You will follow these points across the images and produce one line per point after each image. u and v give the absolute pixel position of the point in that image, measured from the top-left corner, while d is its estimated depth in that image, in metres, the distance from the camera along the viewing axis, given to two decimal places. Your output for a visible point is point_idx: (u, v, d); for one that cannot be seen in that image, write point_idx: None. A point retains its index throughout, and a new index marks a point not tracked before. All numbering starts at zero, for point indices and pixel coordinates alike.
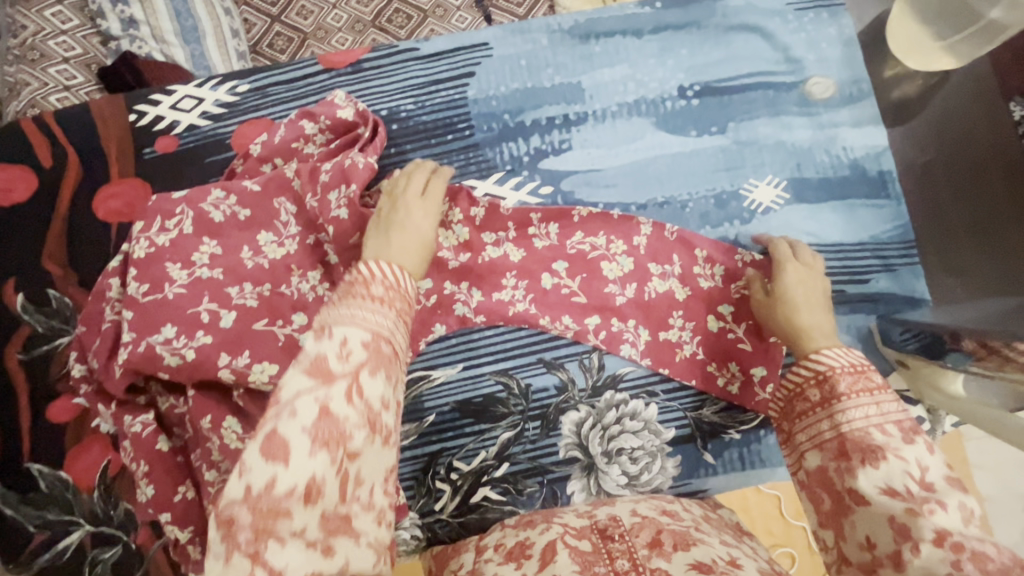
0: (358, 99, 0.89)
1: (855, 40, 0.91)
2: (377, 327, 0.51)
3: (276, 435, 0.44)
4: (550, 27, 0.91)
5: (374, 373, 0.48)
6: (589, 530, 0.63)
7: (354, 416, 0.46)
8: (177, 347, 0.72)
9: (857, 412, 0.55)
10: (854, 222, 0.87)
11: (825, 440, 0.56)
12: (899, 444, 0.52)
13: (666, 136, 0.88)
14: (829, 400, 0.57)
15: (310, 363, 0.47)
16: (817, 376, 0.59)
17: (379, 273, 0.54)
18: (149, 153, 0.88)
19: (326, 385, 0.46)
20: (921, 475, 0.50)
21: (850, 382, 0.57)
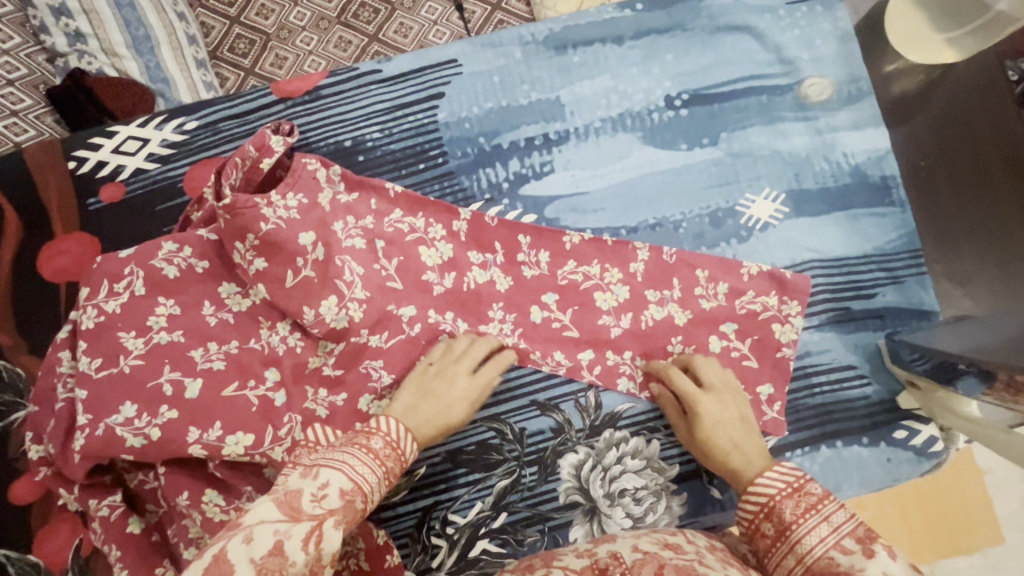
0: (318, 131, 0.81)
1: (851, 35, 0.84)
2: (360, 478, 0.53)
3: (225, 560, 0.43)
4: (522, 38, 0.83)
5: (337, 524, 0.48)
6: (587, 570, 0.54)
7: (302, 564, 0.45)
8: (139, 427, 0.65)
9: (810, 536, 0.51)
10: (858, 233, 0.82)
11: (795, 574, 0.51)
12: (862, 562, 0.47)
13: (654, 153, 0.82)
14: (783, 532, 0.53)
15: (284, 496, 0.48)
16: (764, 509, 0.56)
17: (382, 427, 0.59)
18: (94, 204, 0.80)
19: (290, 522, 0.46)
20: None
21: (794, 506, 0.54)
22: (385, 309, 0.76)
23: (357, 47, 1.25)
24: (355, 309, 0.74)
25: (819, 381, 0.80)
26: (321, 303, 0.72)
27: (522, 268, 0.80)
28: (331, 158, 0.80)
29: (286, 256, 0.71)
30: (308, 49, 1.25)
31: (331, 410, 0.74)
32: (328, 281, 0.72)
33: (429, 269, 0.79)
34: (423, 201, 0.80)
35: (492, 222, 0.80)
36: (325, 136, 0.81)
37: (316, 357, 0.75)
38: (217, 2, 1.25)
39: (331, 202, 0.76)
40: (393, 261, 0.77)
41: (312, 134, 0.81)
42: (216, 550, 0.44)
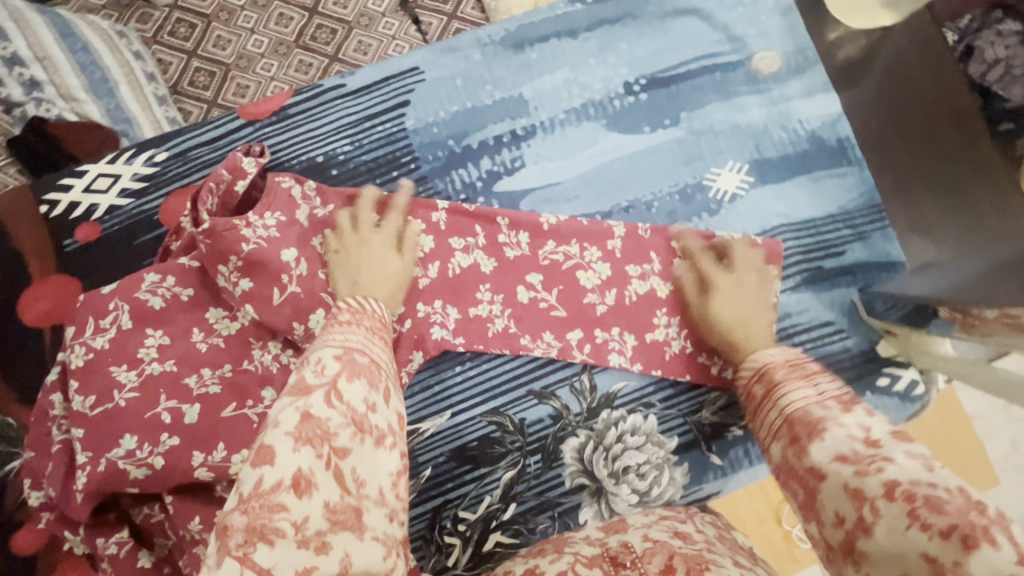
0: (289, 149, 0.82)
1: (793, 8, 0.88)
2: (353, 347, 0.51)
3: (264, 443, 0.41)
4: (480, 40, 0.85)
5: (351, 378, 0.48)
6: (601, 559, 0.54)
7: (338, 418, 0.45)
8: (142, 459, 0.65)
9: (794, 395, 0.52)
10: (821, 195, 0.85)
11: (777, 428, 0.52)
12: (838, 413, 0.48)
13: (619, 137, 0.85)
14: (770, 390, 0.55)
15: (292, 382, 0.45)
16: (757, 374, 0.58)
17: (354, 303, 0.59)
18: (70, 245, 0.80)
19: (305, 397, 0.44)
20: (863, 433, 0.45)
21: (786, 372, 0.55)
22: None
23: (319, 69, 1.26)
24: None
25: (801, 339, 0.82)
26: (310, 318, 0.74)
27: (505, 254, 0.82)
28: (305, 174, 0.81)
29: (271, 273, 0.72)
30: (270, 75, 1.26)
31: None
32: (315, 295, 0.74)
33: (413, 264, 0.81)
34: (401, 201, 0.82)
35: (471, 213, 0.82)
36: (296, 155, 0.82)
37: None
38: (172, 37, 1.25)
39: (308, 218, 0.77)
40: None
41: (284, 153, 0.82)
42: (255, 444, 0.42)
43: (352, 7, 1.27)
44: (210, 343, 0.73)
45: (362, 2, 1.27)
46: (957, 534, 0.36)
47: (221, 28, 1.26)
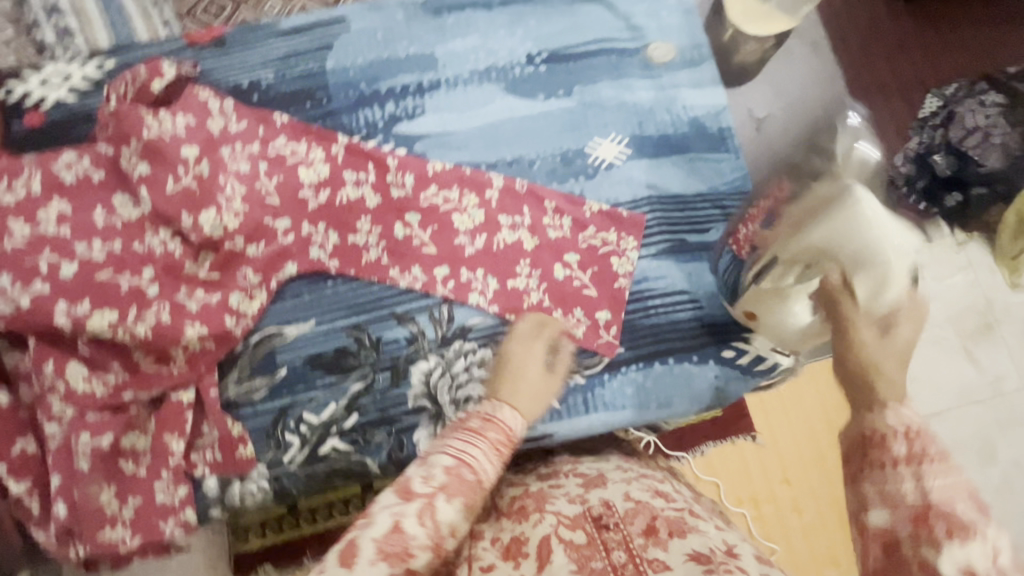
0: (219, 72, 0.92)
1: (693, 9, 0.96)
2: (466, 457, 0.63)
3: (354, 542, 0.56)
4: (405, 3, 0.96)
5: (449, 498, 0.60)
6: (584, 518, 0.64)
7: (422, 535, 0.58)
8: (12, 296, 0.73)
9: (942, 477, 0.46)
10: (694, 174, 0.91)
11: (902, 501, 0.47)
12: (983, 523, 0.45)
13: (514, 101, 0.93)
14: (917, 457, 0.48)
15: (402, 485, 0.60)
16: (909, 430, 0.49)
17: (488, 409, 0.67)
18: (15, 125, 0.91)
19: (405, 503, 0.59)
20: (994, 550, 0.44)
21: (924, 446, 0.48)
22: (261, 221, 0.87)
23: None
24: (231, 219, 0.84)
25: (654, 304, 0.87)
26: (201, 213, 0.83)
27: (390, 192, 0.90)
28: (228, 95, 0.91)
29: (167, 162, 0.81)
30: None
31: (201, 307, 0.81)
32: (210, 193, 0.83)
33: (306, 187, 0.90)
34: (307, 130, 0.91)
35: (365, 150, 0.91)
36: (224, 77, 0.92)
37: (192, 262, 0.84)
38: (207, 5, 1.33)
39: (221, 129, 0.88)
40: (273, 180, 0.89)
41: (215, 75, 0.92)
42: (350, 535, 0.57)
43: None
44: (108, 220, 0.82)
45: None
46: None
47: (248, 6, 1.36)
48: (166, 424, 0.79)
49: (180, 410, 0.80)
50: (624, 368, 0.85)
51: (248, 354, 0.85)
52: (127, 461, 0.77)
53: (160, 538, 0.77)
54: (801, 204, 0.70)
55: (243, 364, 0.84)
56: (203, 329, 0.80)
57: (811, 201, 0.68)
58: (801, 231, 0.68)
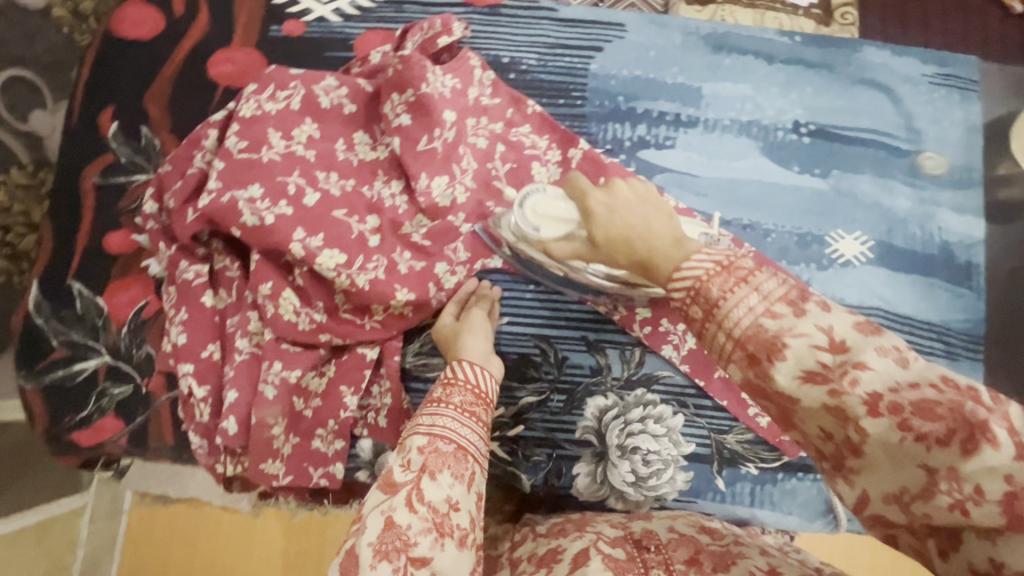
0: (485, 40, 0.89)
1: (978, 129, 0.90)
2: (460, 436, 0.56)
3: (354, 552, 0.49)
4: (687, 29, 0.91)
5: (434, 477, 0.52)
6: (624, 541, 0.57)
7: (418, 522, 0.50)
8: (258, 210, 0.71)
9: (738, 309, 0.39)
10: (929, 301, 0.85)
11: (728, 354, 0.40)
12: (791, 319, 0.38)
13: (767, 164, 0.88)
14: (711, 311, 0.40)
15: (383, 478, 0.53)
16: (692, 291, 0.42)
17: (458, 376, 0.61)
18: (274, 32, 0.90)
19: (391, 497, 0.51)
20: (827, 338, 0.36)
21: (721, 282, 0.40)
22: (485, 203, 0.83)
23: None
24: (461, 192, 0.82)
25: None
26: (435, 177, 0.81)
27: None
28: (488, 66, 0.89)
29: (429, 121, 0.79)
30: None
31: (410, 270, 0.79)
32: (447, 161, 0.81)
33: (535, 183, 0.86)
34: (553, 127, 0.87)
35: (606, 163, 0.86)
36: (488, 46, 0.89)
37: (411, 224, 0.81)
38: None
39: (474, 99, 0.85)
40: (506, 165, 0.85)
41: (481, 42, 0.89)
42: (346, 547, 0.50)
43: None
44: (351, 158, 0.81)
45: None
46: (956, 440, 0.33)
47: None
48: (345, 374, 0.78)
49: (361, 365, 0.78)
50: (802, 473, 0.81)
51: (433, 330, 0.82)
52: (299, 398, 0.76)
53: (307, 482, 0.77)
54: (529, 223, 0.75)
55: (426, 338, 0.82)
56: (409, 296, 0.77)
57: (529, 224, 0.74)
58: (538, 237, 0.74)
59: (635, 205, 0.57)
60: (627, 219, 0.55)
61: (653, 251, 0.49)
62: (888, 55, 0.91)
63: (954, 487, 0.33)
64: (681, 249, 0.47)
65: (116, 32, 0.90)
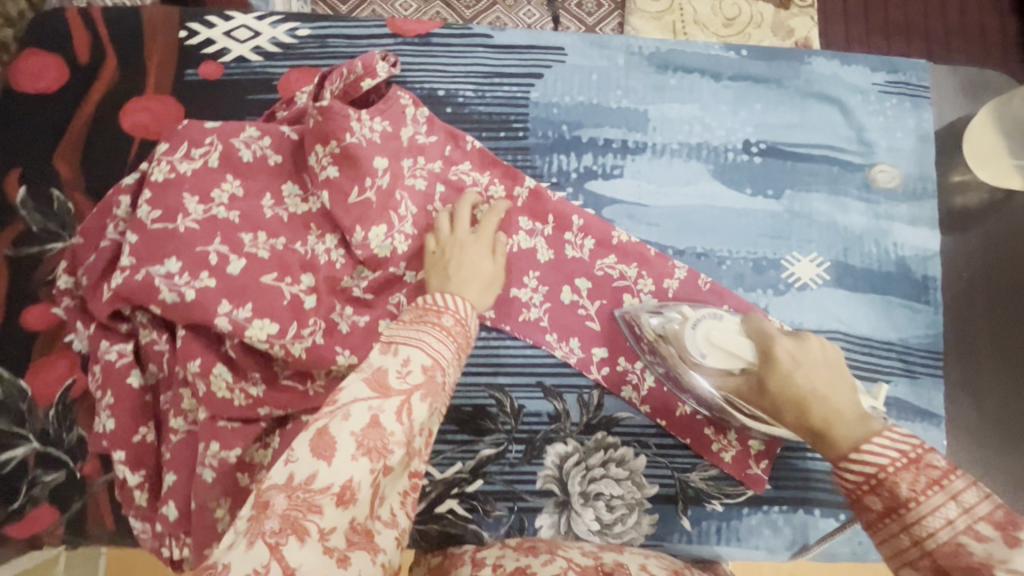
0: (416, 74, 0.84)
1: (930, 137, 0.88)
2: (438, 356, 0.52)
3: (328, 433, 0.44)
4: (630, 48, 0.87)
5: (423, 398, 0.48)
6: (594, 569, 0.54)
7: (399, 433, 0.46)
8: (177, 284, 0.67)
9: (934, 516, 0.42)
10: (888, 320, 0.84)
11: (911, 557, 0.42)
12: (1004, 553, 0.38)
13: (719, 188, 0.85)
14: (893, 510, 0.45)
15: (372, 375, 0.48)
16: (869, 481, 0.47)
17: (450, 306, 0.57)
18: (190, 76, 0.84)
19: (382, 398, 0.46)
20: (985, 558, 0.38)
21: (911, 482, 0.44)
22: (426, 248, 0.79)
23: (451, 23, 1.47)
24: (400, 241, 0.77)
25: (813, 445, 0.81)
26: (372, 228, 0.75)
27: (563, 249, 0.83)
28: (422, 101, 0.84)
29: (358, 172, 0.74)
30: (405, 13, 1.47)
31: (351, 328, 0.75)
32: (384, 210, 0.75)
33: (478, 223, 0.81)
34: (494, 162, 0.83)
35: (552, 197, 0.83)
36: (420, 80, 0.84)
37: (349, 278, 0.77)
38: None
39: (409, 139, 0.80)
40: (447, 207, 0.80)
41: (412, 76, 0.84)
42: (321, 424, 0.45)
43: None
44: (278, 212, 0.76)
45: None
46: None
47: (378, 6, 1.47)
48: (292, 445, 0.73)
49: None
50: (766, 506, 0.80)
51: None
52: (245, 474, 0.72)
53: None
54: (697, 348, 0.72)
55: None
56: (352, 359, 0.74)
57: (696, 348, 0.71)
58: (701, 365, 0.72)
59: (822, 367, 0.60)
60: (811, 380, 0.59)
61: (829, 420, 0.55)
62: (838, 65, 0.88)
63: None
64: (862, 424, 0.52)
65: (14, 85, 0.82)
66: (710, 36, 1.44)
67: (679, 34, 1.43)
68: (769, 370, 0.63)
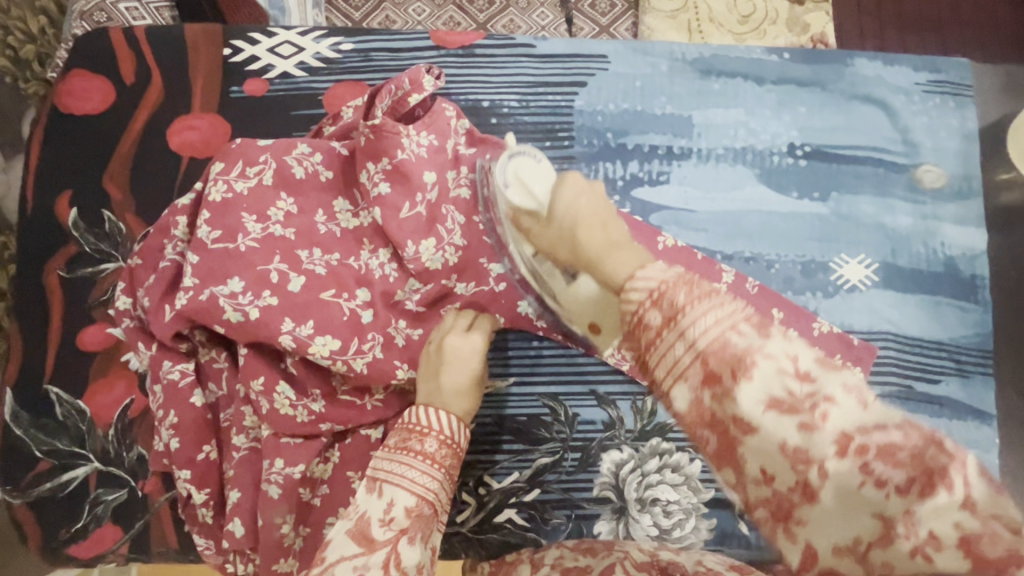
0: (461, 85, 0.85)
1: (975, 136, 0.88)
2: (422, 491, 0.57)
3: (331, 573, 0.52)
4: (673, 54, 0.87)
5: (411, 540, 0.55)
6: (649, 566, 0.55)
7: None
8: (241, 304, 0.67)
9: (703, 317, 0.41)
10: (937, 320, 0.84)
11: (685, 368, 0.41)
12: (758, 341, 0.40)
13: (765, 192, 0.85)
14: (673, 319, 0.41)
15: (358, 530, 0.54)
16: (652, 295, 0.43)
17: (433, 427, 0.61)
18: (236, 93, 0.84)
19: (367, 552, 0.53)
20: (793, 365, 0.39)
21: (689, 291, 0.42)
22: (476, 260, 0.78)
23: (465, 27, 1.47)
24: (451, 253, 0.77)
25: None
26: (422, 241, 0.75)
27: None
28: (467, 113, 0.84)
29: (410, 187, 0.74)
30: (418, 18, 1.47)
31: (406, 342, 0.75)
32: (432, 223, 0.76)
33: None
34: None
35: None
36: (465, 92, 0.85)
37: (402, 290, 0.76)
38: (347, 6, 1.47)
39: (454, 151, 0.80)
40: None
41: (458, 88, 0.85)
42: None
43: None
44: (330, 228, 0.76)
45: None
46: (916, 486, 0.34)
47: (390, 11, 1.47)
48: (350, 458, 0.74)
49: (366, 448, 0.74)
50: None
51: None
52: (306, 488, 0.73)
53: None
54: (504, 178, 0.76)
55: None
56: (410, 373, 0.74)
57: (504, 178, 0.76)
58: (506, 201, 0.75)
59: (594, 201, 0.62)
60: (583, 206, 0.61)
61: (602, 247, 0.53)
62: (881, 66, 0.88)
63: (911, 532, 0.34)
64: (633, 252, 0.50)
65: (62, 107, 0.83)
66: (725, 34, 1.41)
67: (693, 32, 1.39)
68: (556, 199, 0.64)
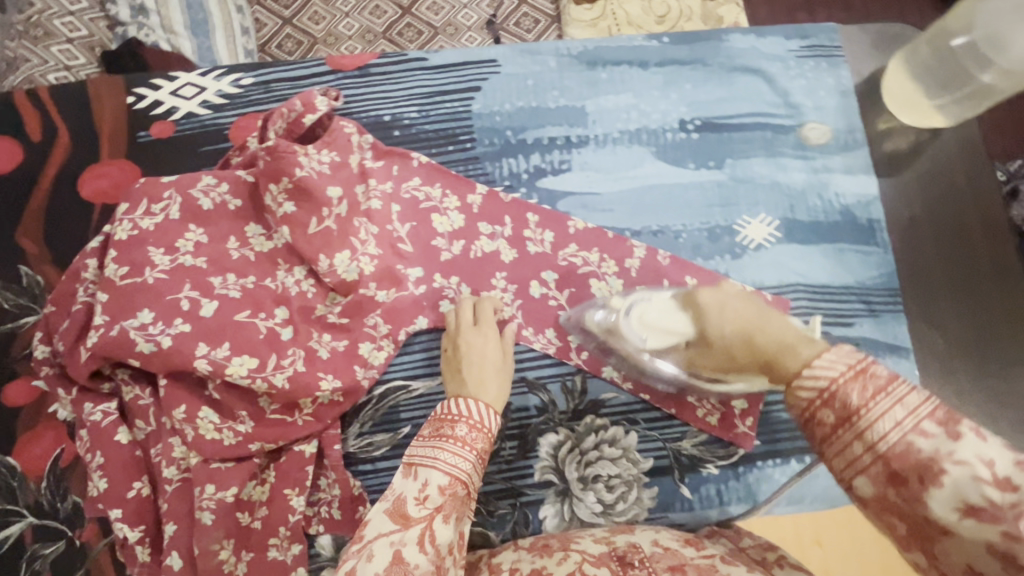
0: (361, 104, 0.89)
1: (851, 92, 0.93)
2: (456, 471, 0.56)
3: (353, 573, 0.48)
4: (559, 51, 0.92)
5: (446, 519, 0.53)
6: (608, 557, 0.56)
7: (424, 563, 0.49)
8: (152, 334, 0.68)
9: (882, 418, 0.42)
10: (842, 266, 0.88)
11: (865, 465, 0.42)
12: (948, 444, 0.39)
13: (664, 167, 0.89)
14: (848, 418, 0.43)
15: (394, 509, 0.53)
16: (821, 393, 0.44)
17: (464, 413, 0.61)
18: (143, 137, 0.87)
19: (402, 530, 0.51)
20: (990, 471, 0.38)
21: (860, 391, 0.43)
22: (393, 267, 0.82)
23: None
24: (366, 263, 0.79)
25: None
26: (336, 255, 0.77)
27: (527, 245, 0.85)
28: (370, 128, 0.88)
29: (313, 204, 0.76)
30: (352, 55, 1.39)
31: (330, 354, 0.77)
32: (345, 236, 0.78)
33: (439, 235, 0.85)
34: (443, 172, 0.87)
35: (505, 199, 0.87)
36: (365, 109, 0.88)
37: (323, 304, 0.78)
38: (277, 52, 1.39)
39: (358, 165, 0.82)
40: (406, 225, 0.84)
41: (358, 106, 0.88)
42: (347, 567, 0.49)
43: (443, 16, 1.43)
44: (243, 253, 0.77)
45: (453, 14, 1.43)
46: None
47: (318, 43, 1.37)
48: (286, 476, 0.75)
49: (301, 463, 0.75)
50: (759, 462, 0.82)
51: (371, 407, 0.80)
52: (244, 513, 0.73)
53: None
54: (637, 334, 0.76)
55: (364, 418, 0.79)
56: (335, 383, 0.75)
57: (637, 334, 0.76)
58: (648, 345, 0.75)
59: (744, 303, 0.58)
60: (740, 320, 0.57)
61: (777, 348, 0.51)
62: (754, 38, 0.94)
63: None
64: (810, 347, 0.48)
65: None
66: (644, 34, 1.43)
67: None
68: (704, 319, 0.61)
